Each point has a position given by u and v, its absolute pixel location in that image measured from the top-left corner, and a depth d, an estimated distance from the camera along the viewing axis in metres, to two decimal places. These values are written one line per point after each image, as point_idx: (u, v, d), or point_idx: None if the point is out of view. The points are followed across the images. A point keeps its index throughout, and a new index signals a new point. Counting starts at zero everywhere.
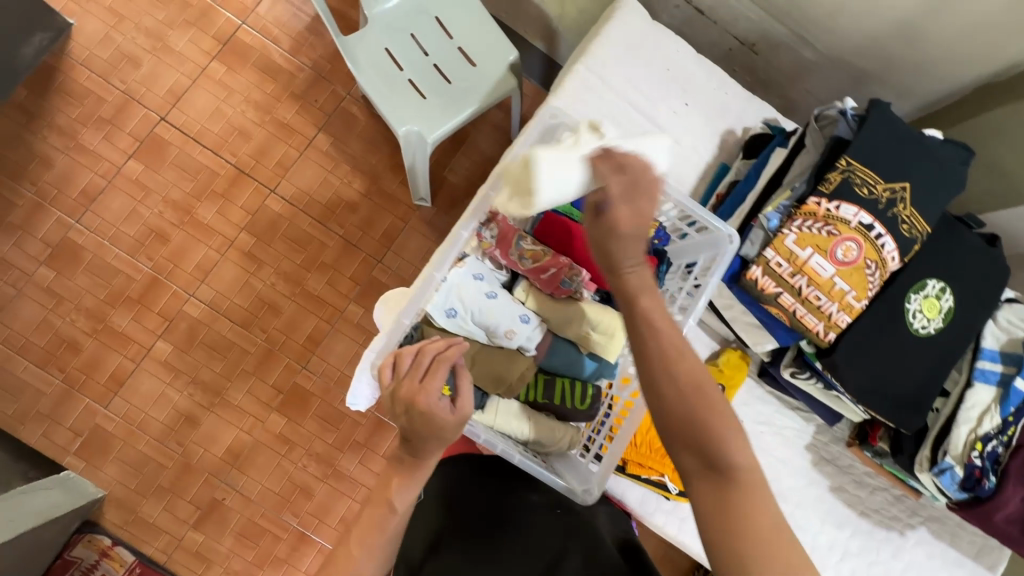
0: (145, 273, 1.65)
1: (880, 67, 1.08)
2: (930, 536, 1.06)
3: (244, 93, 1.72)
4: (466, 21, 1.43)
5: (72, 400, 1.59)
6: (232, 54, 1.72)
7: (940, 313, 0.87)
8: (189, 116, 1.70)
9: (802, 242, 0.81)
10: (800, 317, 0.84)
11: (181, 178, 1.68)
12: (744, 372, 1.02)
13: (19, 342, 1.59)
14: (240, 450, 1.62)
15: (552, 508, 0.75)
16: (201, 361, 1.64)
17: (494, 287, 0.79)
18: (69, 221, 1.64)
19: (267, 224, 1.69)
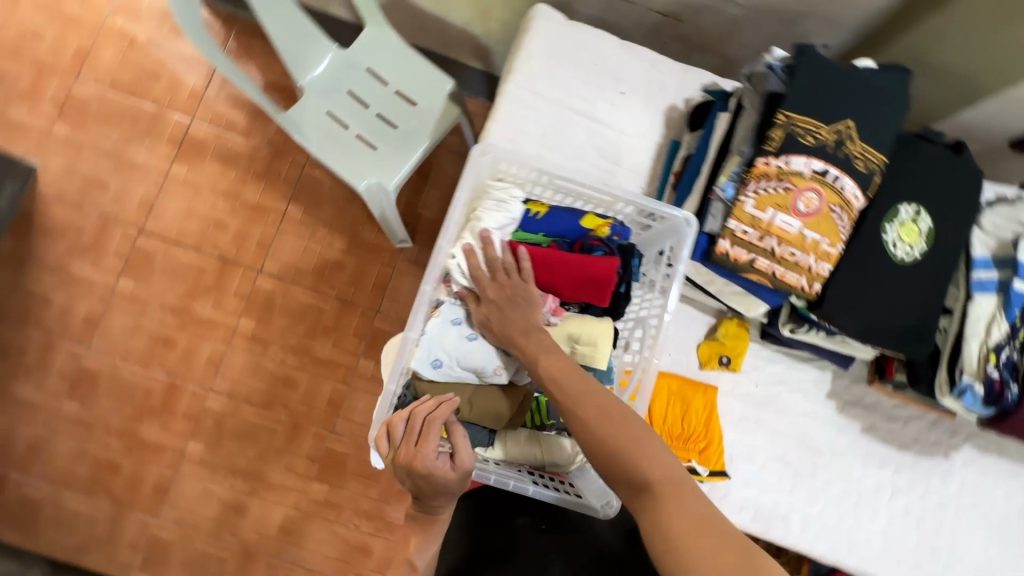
0: (162, 381, 1.70)
1: (806, 3, 1.06)
2: (976, 453, 1.04)
3: (211, 186, 1.77)
4: (397, 64, 1.44)
5: (125, 517, 1.65)
6: (190, 152, 1.77)
7: (921, 237, 0.85)
8: (164, 222, 1.75)
9: (762, 205, 0.80)
10: (782, 277, 0.83)
11: (173, 283, 1.73)
12: (746, 339, 1.01)
13: (63, 477, 1.66)
14: (291, 526, 1.66)
15: (538, 525, 0.81)
16: (234, 450, 1.68)
17: (473, 326, 0.79)
18: (79, 351, 1.70)
19: (262, 304, 1.73)
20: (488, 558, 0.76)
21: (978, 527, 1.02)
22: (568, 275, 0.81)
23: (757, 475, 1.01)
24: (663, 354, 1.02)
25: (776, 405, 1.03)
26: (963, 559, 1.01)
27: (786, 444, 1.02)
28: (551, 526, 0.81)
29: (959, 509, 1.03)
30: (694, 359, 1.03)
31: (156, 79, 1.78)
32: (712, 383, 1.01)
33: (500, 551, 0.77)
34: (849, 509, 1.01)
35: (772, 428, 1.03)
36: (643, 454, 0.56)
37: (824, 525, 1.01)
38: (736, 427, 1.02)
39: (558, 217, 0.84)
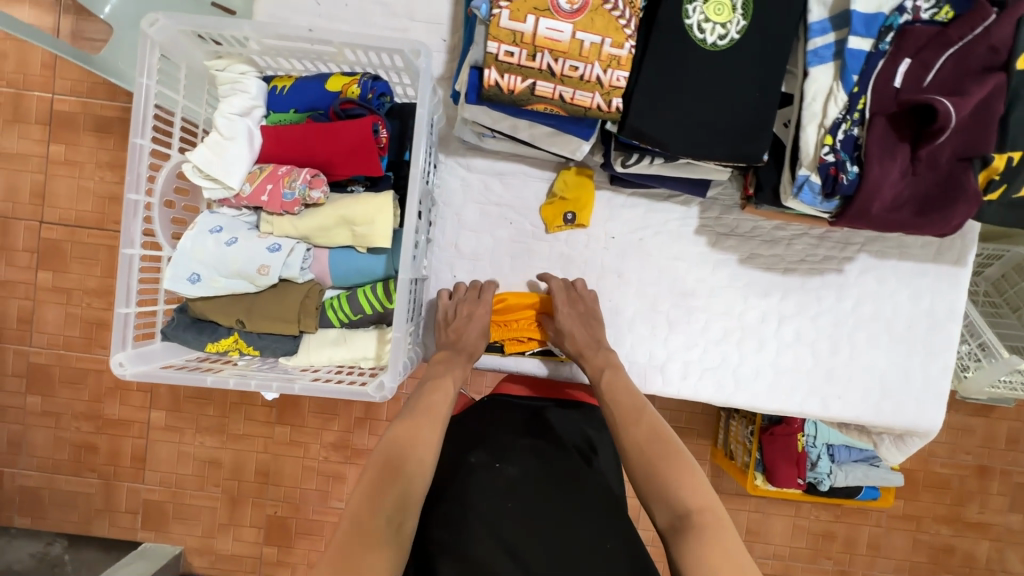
0: (108, 361, 1.62)
1: None
2: (873, 260, 0.93)
3: (94, 161, 1.57)
4: None
5: (116, 488, 1.65)
6: (61, 129, 1.55)
7: (733, 11, 0.70)
8: (61, 207, 1.57)
9: (518, 14, 0.66)
10: (572, 99, 0.71)
11: (88, 268, 1.59)
12: (591, 188, 0.90)
13: (48, 464, 1.65)
14: (266, 468, 1.63)
15: (493, 464, 0.73)
16: (194, 412, 1.64)
17: (234, 233, 0.72)
18: (24, 348, 1.61)
19: None
20: (452, 501, 0.70)
21: (878, 339, 0.94)
22: (321, 154, 0.72)
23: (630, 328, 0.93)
24: (504, 225, 0.93)
25: (641, 250, 0.93)
26: (865, 373, 0.94)
27: (657, 290, 0.94)
28: (507, 463, 0.74)
29: (860, 322, 0.94)
30: (540, 223, 0.93)
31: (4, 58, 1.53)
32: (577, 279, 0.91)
33: (471, 500, 0.70)
34: (732, 344, 0.94)
35: (637, 276, 0.93)
36: (678, 472, 0.66)
37: (705, 366, 0.94)
38: (599, 285, 0.94)
39: (302, 88, 0.73)
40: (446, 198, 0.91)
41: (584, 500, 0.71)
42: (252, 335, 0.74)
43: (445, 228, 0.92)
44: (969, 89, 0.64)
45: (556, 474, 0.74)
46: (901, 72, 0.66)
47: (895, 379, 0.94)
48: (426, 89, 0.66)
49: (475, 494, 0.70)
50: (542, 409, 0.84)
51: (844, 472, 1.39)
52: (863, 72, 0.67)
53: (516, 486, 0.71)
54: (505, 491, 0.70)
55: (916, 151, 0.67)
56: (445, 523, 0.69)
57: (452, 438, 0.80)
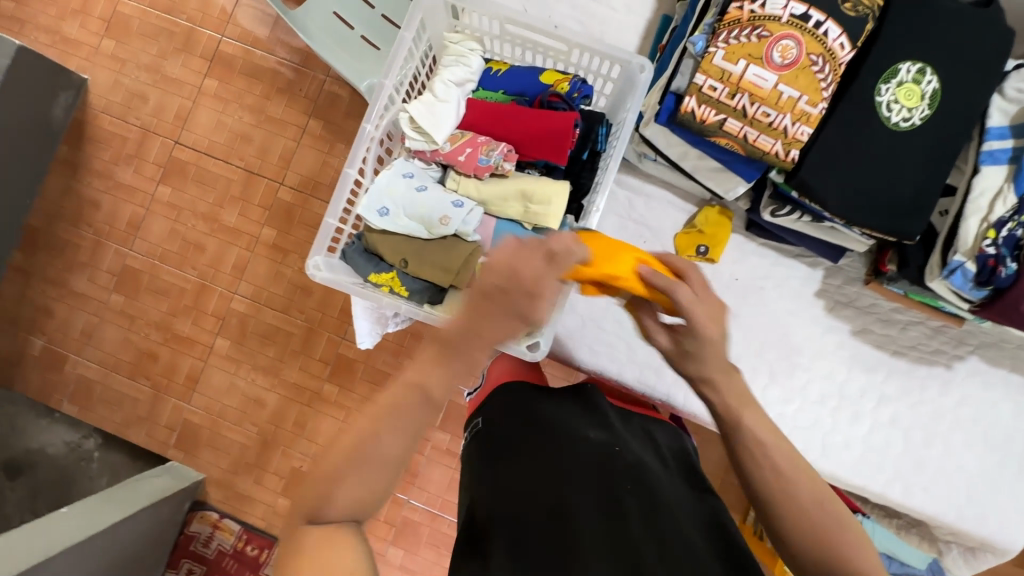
0: (193, 283, 1.56)
1: None
2: (983, 364, 0.95)
3: (240, 100, 1.55)
4: None
5: (162, 402, 1.55)
6: (221, 65, 1.55)
7: (923, 99, 0.75)
8: (196, 133, 1.56)
9: (732, 56, 0.74)
10: (754, 141, 0.78)
11: (204, 193, 1.55)
12: (728, 229, 0.96)
13: (110, 361, 1.57)
14: (305, 420, 1.52)
15: (610, 445, 0.75)
16: (257, 349, 1.53)
17: (424, 181, 0.80)
18: (124, 251, 1.57)
19: (282, 214, 1.53)
20: (561, 460, 0.72)
21: (974, 442, 0.94)
22: (517, 134, 0.80)
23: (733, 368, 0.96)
24: (638, 242, 0.99)
25: (759, 299, 0.98)
26: (955, 472, 0.94)
27: (767, 339, 0.97)
28: (625, 449, 0.75)
29: (958, 422, 0.95)
30: (671, 248, 0.98)
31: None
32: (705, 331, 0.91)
33: (578, 464, 0.71)
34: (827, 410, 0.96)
35: (751, 322, 0.97)
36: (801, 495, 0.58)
37: (798, 424, 0.96)
38: None
39: (515, 75, 0.82)
40: None
41: (683, 503, 0.70)
42: (408, 276, 0.81)
43: None
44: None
45: (664, 474, 0.73)
46: None
47: (982, 487, 0.94)
48: (639, 98, 0.75)
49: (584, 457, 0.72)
50: (649, 420, 0.87)
51: None
52: None
53: (624, 465, 0.71)
54: (615, 469, 0.71)
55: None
56: (545, 470, 0.71)
57: (567, 413, 0.82)
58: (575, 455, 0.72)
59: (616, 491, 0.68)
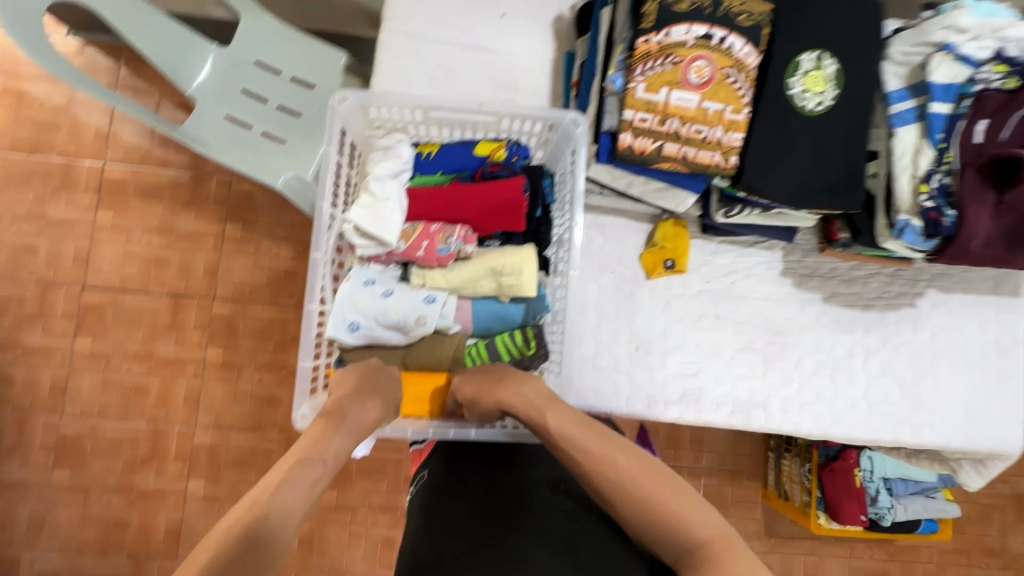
0: (146, 430, 1.38)
1: None
2: (941, 294, 1.02)
3: (143, 223, 1.41)
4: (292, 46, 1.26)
5: (145, 571, 1.36)
6: (112, 193, 1.40)
7: (827, 82, 0.81)
8: (103, 272, 1.39)
9: (653, 87, 0.76)
10: (695, 158, 0.79)
11: (129, 332, 1.39)
12: (686, 238, 0.98)
13: (72, 545, 1.36)
14: (310, 536, 1.28)
15: (556, 484, 0.74)
16: (238, 480, 1.38)
17: (388, 285, 0.76)
18: (55, 420, 1.37)
19: (224, 328, 1.39)
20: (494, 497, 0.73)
21: (955, 366, 1.01)
22: (468, 212, 0.77)
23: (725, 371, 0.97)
24: (607, 274, 0.99)
25: (734, 294, 1.00)
26: (949, 401, 1.00)
27: (752, 329, 1.00)
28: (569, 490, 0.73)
29: (936, 353, 1.01)
30: (639, 270, 0.99)
31: (55, 128, 1.40)
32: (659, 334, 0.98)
33: (505, 499, 0.72)
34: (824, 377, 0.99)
35: (733, 317, 1.00)
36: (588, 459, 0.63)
37: (804, 401, 0.99)
38: (698, 327, 0.99)
39: (449, 154, 0.80)
40: None
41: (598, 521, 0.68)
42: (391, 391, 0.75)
43: None
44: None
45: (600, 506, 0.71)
46: (980, 130, 0.76)
47: (975, 405, 1.00)
48: (582, 150, 0.76)
49: (534, 501, 0.71)
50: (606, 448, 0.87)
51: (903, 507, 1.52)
52: (946, 131, 0.78)
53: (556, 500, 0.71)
54: (551, 501, 0.71)
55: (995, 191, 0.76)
56: (483, 505, 0.72)
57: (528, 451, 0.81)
58: (505, 490, 0.73)
59: (537, 517, 0.68)
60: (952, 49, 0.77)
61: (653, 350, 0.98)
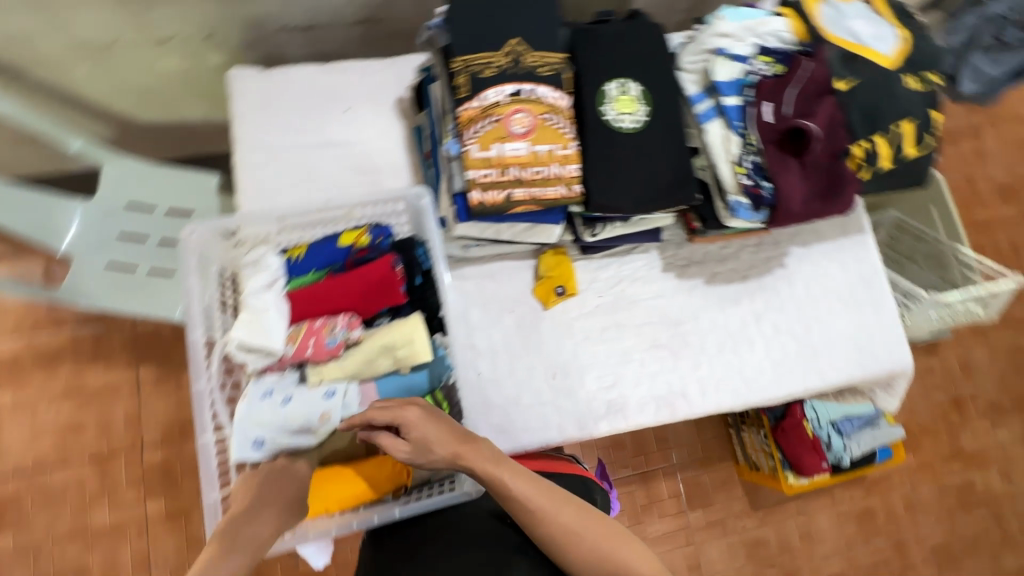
0: None
1: None
2: (802, 248, 1.13)
3: (47, 393, 1.33)
4: (160, 181, 1.28)
5: None
6: (6, 372, 1.33)
7: (635, 102, 0.91)
8: (11, 458, 1.29)
9: (485, 146, 0.83)
10: (543, 195, 0.87)
11: (54, 513, 1.28)
12: (568, 263, 1.05)
13: None
14: None
15: (503, 517, 0.75)
16: None
17: (286, 391, 0.77)
18: None
19: (160, 476, 1.32)
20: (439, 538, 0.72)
21: (834, 306, 1.11)
22: (349, 300, 0.81)
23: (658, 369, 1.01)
24: (508, 315, 1.04)
25: (627, 300, 1.07)
26: (839, 339, 1.10)
27: (654, 327, 1.07)
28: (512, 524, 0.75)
29: (814, 301, 1.11)
30: (536, 303, 1.05)
31: None
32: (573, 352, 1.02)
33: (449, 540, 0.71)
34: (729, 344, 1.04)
35: (633, 321, 1.06)
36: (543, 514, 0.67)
37: (718, 379, 1.06)
38: (605, 339, 1.05)
39: (316, 251, 0.83)
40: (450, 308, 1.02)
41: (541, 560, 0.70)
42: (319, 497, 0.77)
43: (457, 332, 1.01)
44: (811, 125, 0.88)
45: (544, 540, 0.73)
46: (768, 111, 0.88)
47: (862, 336, 1.11)
48: (432, 220, 0.85)
49: (479, 537, 0.71)
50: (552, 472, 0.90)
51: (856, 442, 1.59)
52: (742, 118, 0.90)
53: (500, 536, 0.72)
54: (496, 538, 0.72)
55: (793, 160, 0.88)
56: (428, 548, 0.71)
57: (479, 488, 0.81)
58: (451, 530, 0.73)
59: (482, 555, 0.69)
60: (725, 53, 0.91)
61: (570, 374, 1.03)
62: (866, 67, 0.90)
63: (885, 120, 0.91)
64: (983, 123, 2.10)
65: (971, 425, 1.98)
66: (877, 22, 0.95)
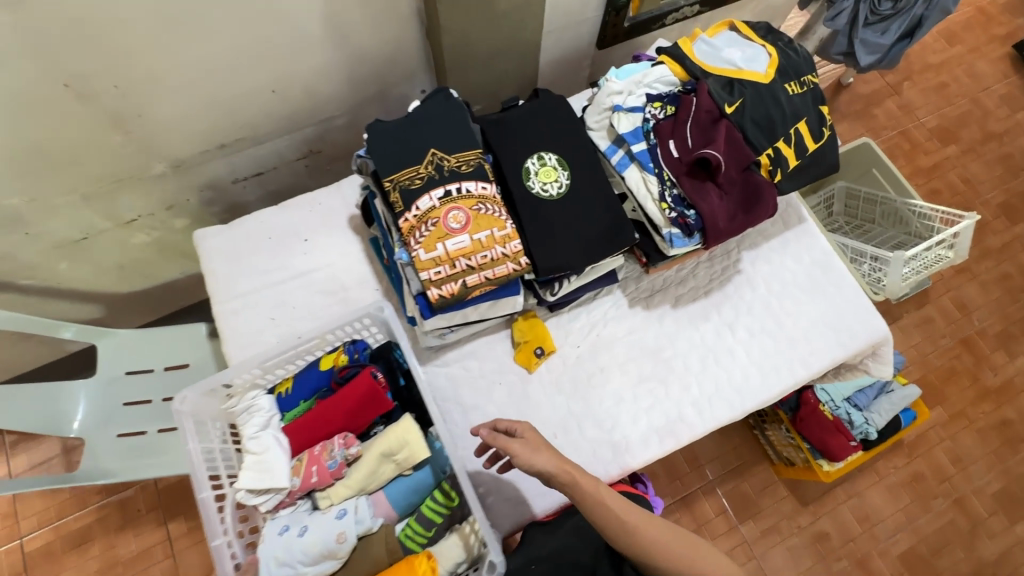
0: None
1: (380, 72, 1.22)
2: (753, 251, 1.20)
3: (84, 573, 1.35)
4: (149, 346, 1.33)
5: None
6: (42, 563, 1.35)
7: (555, 170, 1.00)
8: None
9: (430, 247, 0.90)
10: (495, 275, 0.94)
11: None
12: (540, 324, 1.11)
13: None
14: None
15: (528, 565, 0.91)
16: None
17: (301, 522, 0.80)
18: None
19: None
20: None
21: (798, 296, 1.16)
22: (341, 420, 0.86)
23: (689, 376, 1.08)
24: (497, 388, 1.08)
25: (605, 343, 1.12)
26: (811, 326, 1.14)
27: (636, 361, 1.11)
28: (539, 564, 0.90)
29: (778, 296, 1.16)
30: (520, 368, 1.10)
31: None
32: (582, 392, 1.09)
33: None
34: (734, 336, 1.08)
35: (615, 361, 1.11)
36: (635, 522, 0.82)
37: (708, 395, 1.09)
38: (594, 386, 1.09)
39: (303, 382, 0.89)
40: (441, 397, 1.07)
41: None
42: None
43: (455, 418, 1.05)
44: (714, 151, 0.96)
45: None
46: (673, 147, 0.97)
47: (832, 317, 1.15)
48: (398, 326, 0.87)
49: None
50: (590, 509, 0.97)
51: (877, 414, 1.60)
52: (654, 159, 0.98)
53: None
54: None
55: (709, 186, 0.96)
56: None
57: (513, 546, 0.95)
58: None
59: None
60: (622, 108, 1.01)
61: (569, 429, 1.06)
62: (747, 87, 1.00)
63: (780, 127, 1.00)
64: (899, 80, 2.22)
65: (988, 363, 1.97)
66: (747, 44, 1.06)
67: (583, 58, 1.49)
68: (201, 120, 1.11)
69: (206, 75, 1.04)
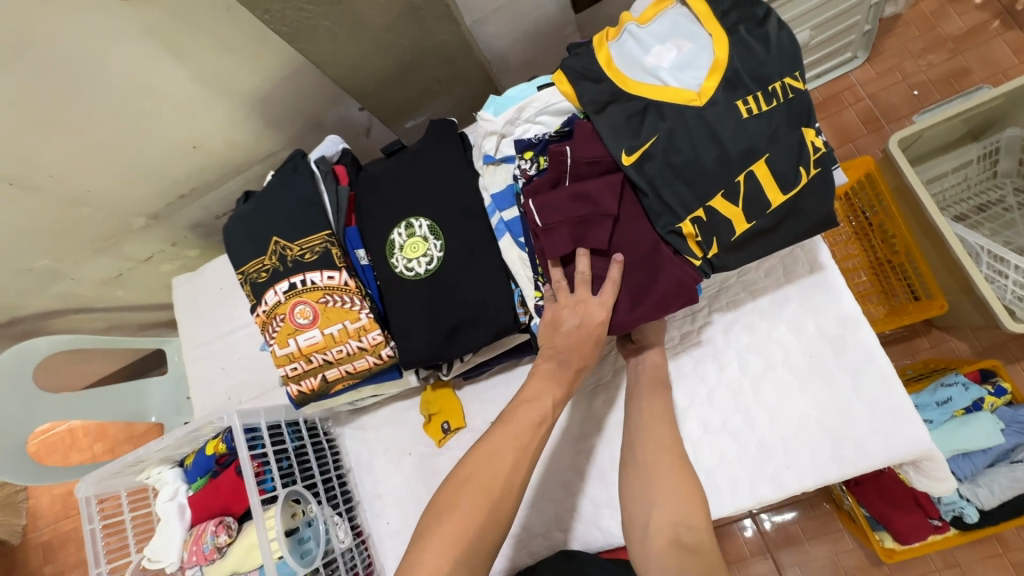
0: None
1: (302, 100, 1.10)
2: (729, 315, 0.89)
3: None
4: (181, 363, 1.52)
5: None
6: None
7: (424, 243, 0.83)
8: None
9: (283, 342, 0.86)
10: (356, 368, 0.86)
11: None
12: (451, 397, 1.01)
13: None
14: None
15: None
16: None
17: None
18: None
19: None
20: None
21: (787, 383, 0.84)
22: (220, 503, 0.91)
23: (652, 397, 0.83)
24: (406, 458, 1.03)
25: None
26: (799, 426, 0.83)
27: (556, 448, 0.95)
28: None
29: (755, 376, 0.86)
30: (429, 441, 1.02)
31: None
32: (694, 356, 0.90)
33: None
34: (656, 419, 0.80)
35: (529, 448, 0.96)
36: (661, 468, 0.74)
37: None
38: None
39: (198, 460, 0.96)
40: (355, 462, 1.07)
41: None
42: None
43: (365, 485, 1.05)
44: (594, 222, 0.70)
45: None
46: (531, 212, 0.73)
47: (833, 417, 0.81)
48: (239, 441, 0.85)
49: None
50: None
51: (989, 493, 1.08)
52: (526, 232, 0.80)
53: None
54: None
55: (589, 273, 0.71)
56: None
57: None
58: None
59: None
60: (492, 159, 0.82)
61: None
62: (663, 119, 0.68)
63: (713, 177, 0.67)
64: None
65: None
66: (685, 37, 0.71)
67: (565, 23, 1.13)
68: (145, 174, 1.14)
69: (118, 137, 1.03)
